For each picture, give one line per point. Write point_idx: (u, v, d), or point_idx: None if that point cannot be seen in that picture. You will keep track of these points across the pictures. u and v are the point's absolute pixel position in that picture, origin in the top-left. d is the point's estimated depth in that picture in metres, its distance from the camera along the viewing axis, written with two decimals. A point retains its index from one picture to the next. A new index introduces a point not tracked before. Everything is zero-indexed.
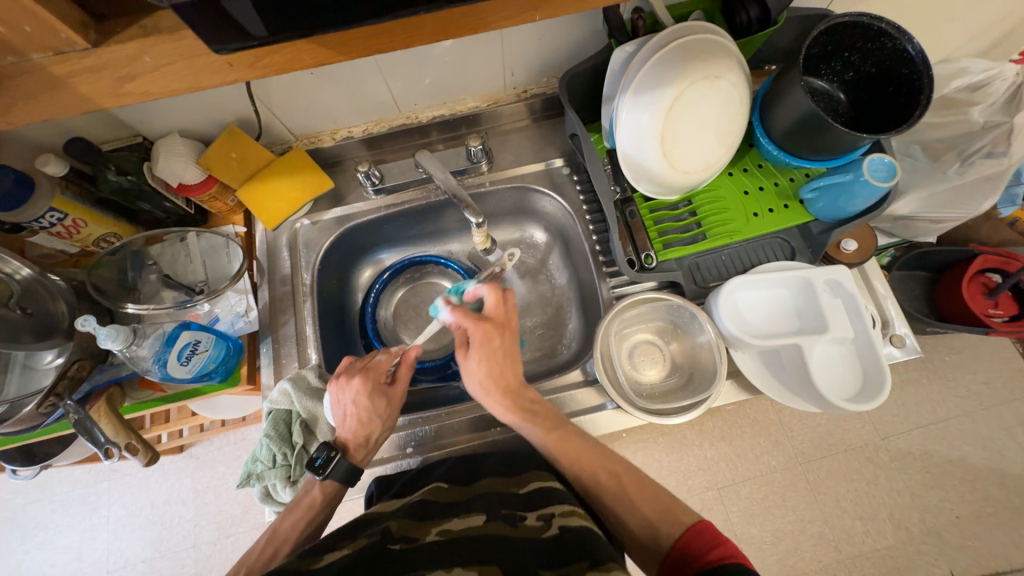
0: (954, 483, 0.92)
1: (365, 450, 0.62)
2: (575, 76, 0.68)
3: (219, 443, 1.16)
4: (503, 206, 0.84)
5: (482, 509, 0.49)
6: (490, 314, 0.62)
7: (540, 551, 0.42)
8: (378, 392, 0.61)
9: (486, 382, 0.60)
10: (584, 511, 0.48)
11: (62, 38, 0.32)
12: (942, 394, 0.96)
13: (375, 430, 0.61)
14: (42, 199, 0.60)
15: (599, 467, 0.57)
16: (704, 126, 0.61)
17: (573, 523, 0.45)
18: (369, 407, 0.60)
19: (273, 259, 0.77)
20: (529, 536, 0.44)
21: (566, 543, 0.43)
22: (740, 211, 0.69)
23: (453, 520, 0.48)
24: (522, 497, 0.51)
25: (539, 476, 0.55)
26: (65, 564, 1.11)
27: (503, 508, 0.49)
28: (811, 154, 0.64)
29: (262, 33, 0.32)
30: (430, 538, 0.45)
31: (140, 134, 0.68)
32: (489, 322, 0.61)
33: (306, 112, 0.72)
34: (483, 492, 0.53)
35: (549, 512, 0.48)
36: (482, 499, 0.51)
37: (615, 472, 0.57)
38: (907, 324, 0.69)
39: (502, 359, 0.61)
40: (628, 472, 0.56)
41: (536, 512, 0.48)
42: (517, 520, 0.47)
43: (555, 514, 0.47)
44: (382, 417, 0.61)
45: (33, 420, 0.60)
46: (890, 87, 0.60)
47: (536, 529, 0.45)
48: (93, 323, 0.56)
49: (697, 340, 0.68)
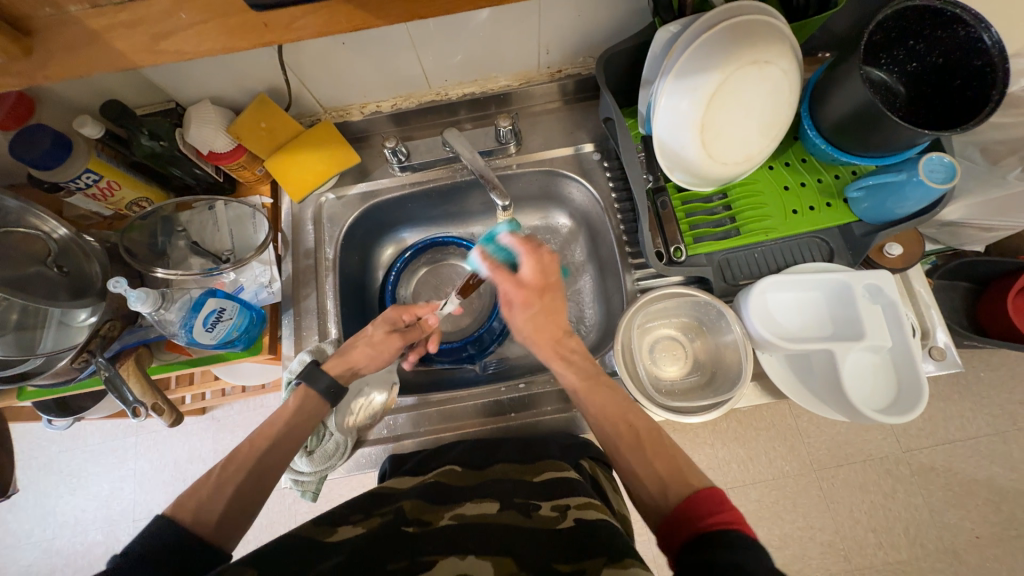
0: (977, 502, 0.88)
1: (339, 367, 0.62)
2: (614, 57, 0.65)
3: (239, 408, 1.20)
4: (528, 191, 0.83)
5: (496, 495, 0.49)
6: (528, 277, 0.58)
7: (554, 543, 0.42)
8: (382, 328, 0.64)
9: (534, 335, 0.60)
10: (600, 504, 0.47)
11: None
12: (973, 411, 0.91)
13: (356, 350, 0.63)
14: (79, 159, 0.61)
15: (616, 418, 0.54)
16: (749, 115, 0.58)
17: (591, 516, 0.44)
18: (370, 330, 0.64)
19: (297, 232, 0.77)
20: (544, 527, 0.44)
21: (583, 536, 0.42)
22: (779, 207, 0.66)
23: (467, 504, 0.48)
24: (536, 486, 0.50)
25: (554, 466, 0.54)
26: (94, 511, 1.17)
27: (517, 496, 0.49)
28: (861, 150, 0.60)
29: None
30: (443, 522, 0.45)
31: (174, 100, 0.69)
32: (530, 289, 0.58)
33: (333, 84, 0.71)
34: (496, 478, 0.52)
35: (565, 503, 0.47)
36: (495, 486, 0.51)
37: (627, 420, 0.54)
38: (949, 335, 0.65)
39: (552, 317, 0.59)
40: (647, 427, 0.53)
41: (551, 502, 0.47)
42: (531, 509, 0.47)
43: (571, 506, 0.46)
44: (372, 346, 0.63)
45: (68, 373, 0.62)
46: (957, 80, 0.56)
47: (549, 520, 0.45)
48: (124, 285, 0.57)
49: (722, 340, 0.65)
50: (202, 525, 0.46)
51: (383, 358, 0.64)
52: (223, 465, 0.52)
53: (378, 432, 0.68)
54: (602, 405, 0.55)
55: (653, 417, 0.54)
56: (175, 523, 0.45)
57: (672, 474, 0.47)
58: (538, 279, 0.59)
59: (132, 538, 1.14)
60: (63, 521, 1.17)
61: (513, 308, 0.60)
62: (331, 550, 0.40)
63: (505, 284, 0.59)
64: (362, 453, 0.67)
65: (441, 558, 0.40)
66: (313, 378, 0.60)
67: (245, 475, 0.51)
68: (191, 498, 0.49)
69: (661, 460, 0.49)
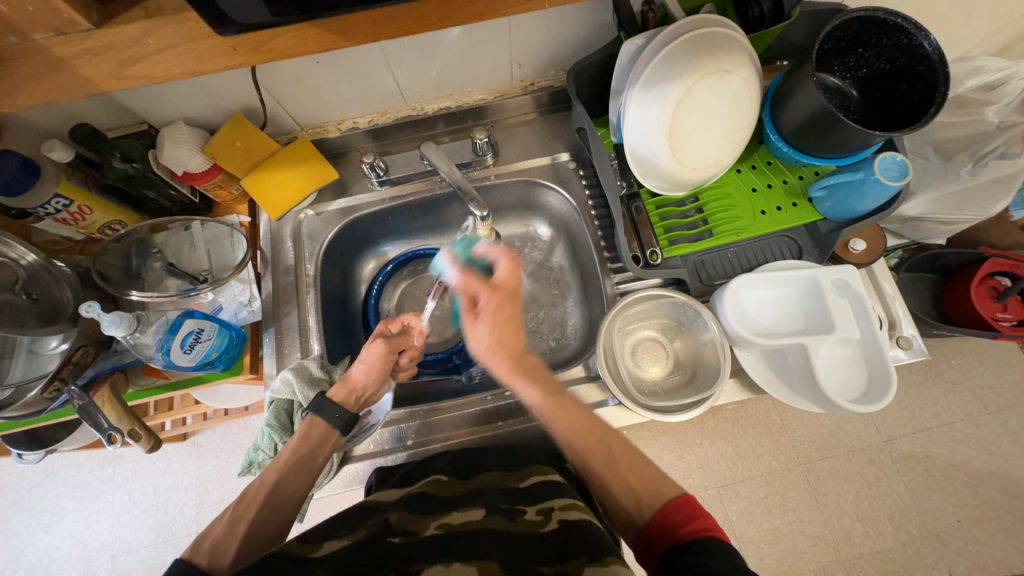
0: (956, 486, 0.91)
1: (341, 392, 0.63)
2: (583, 70, 0.68)
3: (222, 432, 1.17)
4: (508, 200, 0.84)
5: (483, 501, 0.49)
6: (500, 282, 0.63)
7: (539, 544, 0.43)
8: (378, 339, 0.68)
9: (493, 348, 0.60)
10: (584, 505, 0.48)
11: (64, 19, 0.31)
12: (946, 397, 0.95)
13: (354, 372, 0.64)
14: (46, 187, 0.60)
15: (589, 434, 0.54)
16: (714, 121, 0.60)
17: (574, 517, 0.45)
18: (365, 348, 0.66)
19: (277, 249, 0.77)
20: (532, 530, 0.44)
21: (567, 536, 0.43)
22: (748, 209, 0.68)
23: (452, 513, 0.47)
24: (522, 490, 0.51)
25: (539, 471, 0.55)
26: (70, 547, 1.12)
27: (503, 502, 0.49)
28: (821, 152, 0.63)
29: (268, 12, 0.31)
30: (429, 532, 0.45)
31: (146, 122, 0.68)
32: (500, 292, 0.61)
33: (309, 102, 0.71)
34: (483, 487, 0.52)
35: (549, 505, 0.47)
36: (482, 492, 0.51)
37: (600, 436, 0.54)
38: (914, 326, 0.68)
39: (511, 328, 0.60)
40: (616, 440, 0.54)
41: (535, 506, 0.48)
42: (516, 514, 0.47)
43: (555, 509, 0.47)
44: (367, 362, 0.65)
45: (38, 404, 0.60)
46: (904, 84, 0.59)
47: (535, 523, 0.45)
48: (97, 310, 0.56)
49: (700, 338, 0.67)
50: (219, 568, 0.46)
51: (380, 372, 0.65)
52: (237, 505, 0.52)
53: (364, 447, 0.68)
54: (568, 424, 0.54)
55: (623, 434, 0.55)
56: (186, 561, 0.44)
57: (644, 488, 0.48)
58: (510, 285, 0.62)
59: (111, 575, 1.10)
60: (35, 561, 1.12)
61: (478, 318, 0.61)
62: (317, 568, 0.39)
63: (478, 289, 0.63)
64: (349, 469, 0.66)
65: (426, 568, 0.40)
66: (321, 408, 0.60)
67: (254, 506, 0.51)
68: (205, 540, 0.48)
69: (631, 474, 0.50)
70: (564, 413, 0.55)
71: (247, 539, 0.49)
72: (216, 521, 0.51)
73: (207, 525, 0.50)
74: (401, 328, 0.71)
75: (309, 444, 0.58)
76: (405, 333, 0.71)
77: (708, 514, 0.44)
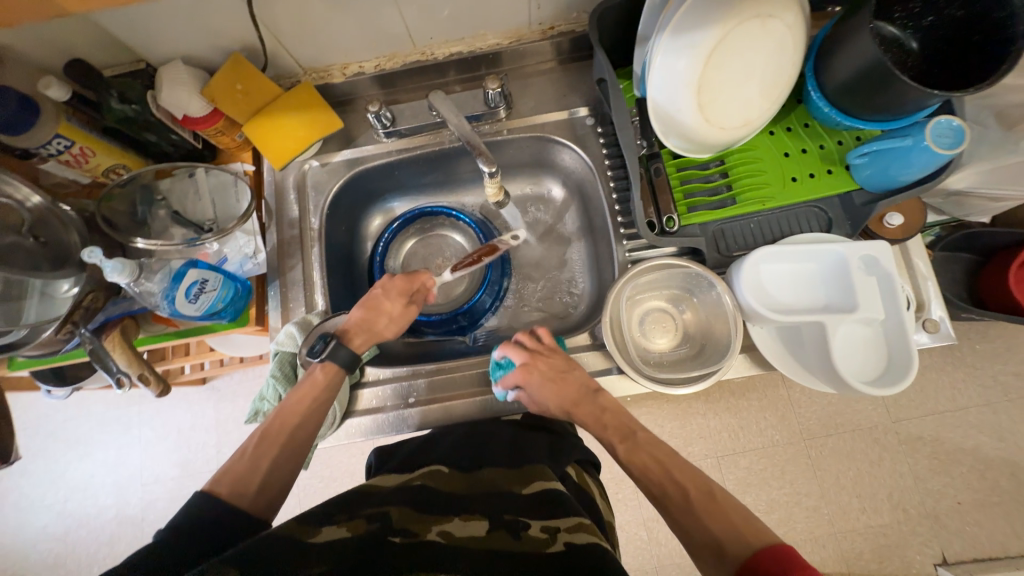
0: (962, 470, 0.89)
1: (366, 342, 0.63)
2: (608, 11, 0.61)
3: (238, 378, 1.22)
4: (519, 158, 0.80)
5: (484, 513, 0.48)
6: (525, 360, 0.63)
7: (542, 565, 0.42)
8: (393, 303, 0.65)
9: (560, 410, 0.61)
10: (590, 525, 0.48)
11: None
12: (965, 382, 0.91)
13: (380, 326, 0.64)
14: (48, 124, 0.58)
15: (663, 474, 0.51)
16: (750, 75, 0.54)
17: (581, 542, 0.44)
18: (388, 305, 0.65)
19: (281, 201, 0.75)
20: (535, 550, 0.44)
21: (574, 563, 0.42)
22: (777, 176, 0.63)
23: (454, 521, 0.46)
24: (525, 499, 0.50)
25: (540, 475, 0.55)
26: (103, 475, 1.20)
27: (506, 513, 0.48)
28: (868, 113, 0.57)
29: None
30: (431, 537, 0.44)
31: (144, 60, 0.66)
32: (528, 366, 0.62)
33: (312, 43, 0.67)
34: (486, 490, 0.52)
35: (555, 524, 0.47)
36: (484, 499, 0.50)
37: (679, 482, 0.50)
38: (944, 309, 0.64)
39: (556, 383, 0.61)
40: (698, 484, 0.50)
41: (540, 522, 0.47)
42: (520, 529, 0.46)
43: (561, 530, 0.46)
44: (393, 321, 0.65)
45: (54, 344, 0.62)
46: (975, 36, 0.52)
47: (540, 542, 0.45)
48: (99, 256, 0.56)
49: (712, 311, 0.64)
50: (238, 499, 0.49)
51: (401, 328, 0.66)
52: (258, 442, 0.54)
53: (367, 402, 0.69)
54: (642, 465, 0.53)
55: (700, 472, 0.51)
56: (213, 498, 0.47)
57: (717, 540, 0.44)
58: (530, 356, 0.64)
59: (141, 501, 1.18)
60: (74, 485, 1.21)
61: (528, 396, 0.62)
62: None
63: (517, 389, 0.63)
64: (352, 423, 0.67)
65: None
66: (336, 354, 0.60)
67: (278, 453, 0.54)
68: (228, 474, 0.51)
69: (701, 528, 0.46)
70: (641, 457, 0.54)
71: (271, 472, 0.52)
72: (236, 459, 0.52)
73: (228, 460, 0.52)
74: (419, 287, 0.69)
75: (328, 392, 0.59)
76: (423, 291, 0.69)
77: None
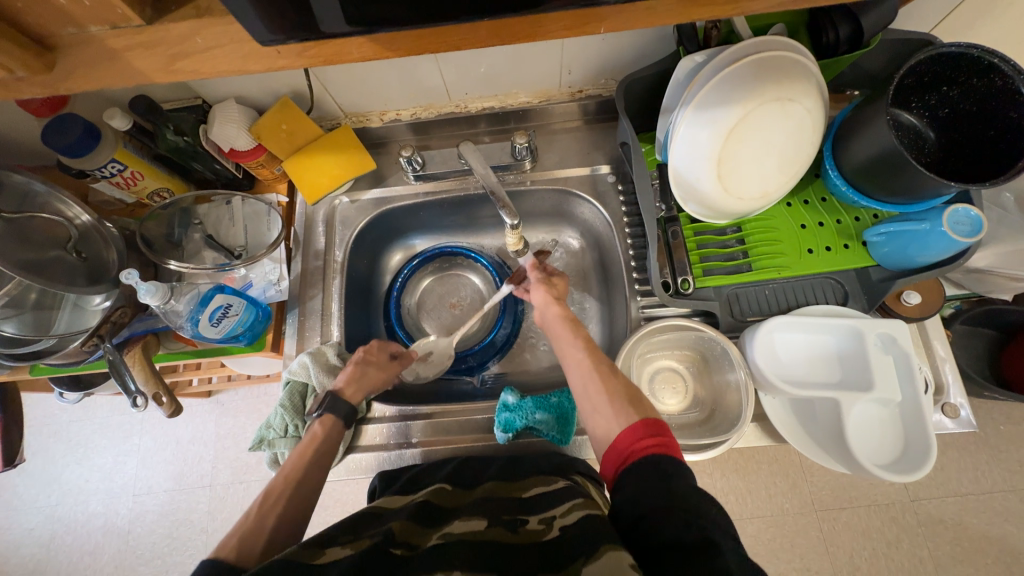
0: (986, 561, 0.84)
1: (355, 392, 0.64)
2: (635, 83, 0.65)
3: (243, 394, 1.23)
4: (540, 207, 0.82)
5: (483, 513, 0.48)
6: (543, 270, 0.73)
7: (537, 555, 0.42)
8: (381, 355, 0.68)
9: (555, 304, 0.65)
10: (585, 501, 0.47)
11: (118, 14, 0.31)
12: (989, 465, 0.87)
13: (365, 376, 0.65)
14: (105, 150, 0.63)
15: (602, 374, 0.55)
16: (769, 151, 0.56)
17: (575, 518, 0.44)
18: (370, 357, 0.67)
19: (309, 232, 0.78)
20: (530, 540, 0.44)
21: (567, 542, 0.42)
22: (794, 246, 0.64)
23: (455, 522, 0.47)
24: (524, 501, 0.51)
25: (543, 480, 0.54)
26: (97, 482, 1.20)
27: (505, 513, 0.48)
28: (884, 196, 0.58)
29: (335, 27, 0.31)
30: (430, 543, 0.43)
31: (200, 97, 0.70)
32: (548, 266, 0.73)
33: (356, 91, 0.72)
34: (483, 497, 0.52)
35: (551, 514, 0.47)
36: (480, 504, 0.50)
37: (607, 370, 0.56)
38: (964, 394, 0.63)
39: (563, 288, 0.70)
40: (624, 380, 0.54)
41: (538, 515, 0.47)
42: (518, 525, 0.46)
43: (556, 517, 0.46)
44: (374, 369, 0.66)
45: (77, 355, 0.65)
46: (990, 131, 0.54)
47: (536, 533, 0.45)
48: (135, 278, 0.58)
49: (725, 378, 0.64)
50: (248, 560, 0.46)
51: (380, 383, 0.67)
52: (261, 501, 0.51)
53: (370, 438, 0.69)
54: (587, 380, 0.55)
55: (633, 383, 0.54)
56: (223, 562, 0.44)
57: (619, 400, 0.51)
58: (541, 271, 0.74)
59: (130, 513, 1.17)
60: (67, 489, 1.20)
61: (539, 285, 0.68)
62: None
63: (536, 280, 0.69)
64: (353, 459, 0.67)
65: None
66: (334, 407, 0.61)
67: (282, 509, 0.51)
68: (232, 537, 0.48)
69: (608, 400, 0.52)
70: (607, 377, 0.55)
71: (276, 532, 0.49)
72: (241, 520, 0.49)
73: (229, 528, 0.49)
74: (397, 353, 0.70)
75: (324, 445, 0.59)
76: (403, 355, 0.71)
77: (667, 430, 0.47)
